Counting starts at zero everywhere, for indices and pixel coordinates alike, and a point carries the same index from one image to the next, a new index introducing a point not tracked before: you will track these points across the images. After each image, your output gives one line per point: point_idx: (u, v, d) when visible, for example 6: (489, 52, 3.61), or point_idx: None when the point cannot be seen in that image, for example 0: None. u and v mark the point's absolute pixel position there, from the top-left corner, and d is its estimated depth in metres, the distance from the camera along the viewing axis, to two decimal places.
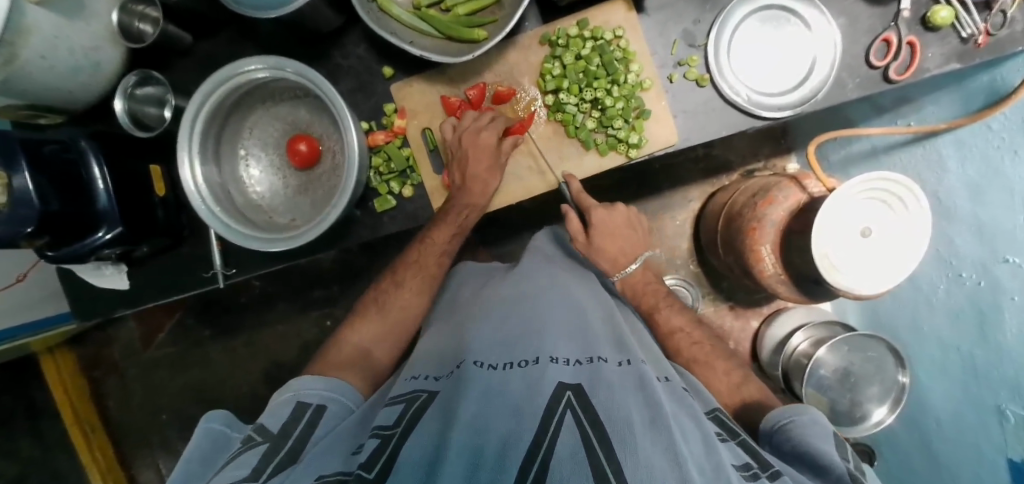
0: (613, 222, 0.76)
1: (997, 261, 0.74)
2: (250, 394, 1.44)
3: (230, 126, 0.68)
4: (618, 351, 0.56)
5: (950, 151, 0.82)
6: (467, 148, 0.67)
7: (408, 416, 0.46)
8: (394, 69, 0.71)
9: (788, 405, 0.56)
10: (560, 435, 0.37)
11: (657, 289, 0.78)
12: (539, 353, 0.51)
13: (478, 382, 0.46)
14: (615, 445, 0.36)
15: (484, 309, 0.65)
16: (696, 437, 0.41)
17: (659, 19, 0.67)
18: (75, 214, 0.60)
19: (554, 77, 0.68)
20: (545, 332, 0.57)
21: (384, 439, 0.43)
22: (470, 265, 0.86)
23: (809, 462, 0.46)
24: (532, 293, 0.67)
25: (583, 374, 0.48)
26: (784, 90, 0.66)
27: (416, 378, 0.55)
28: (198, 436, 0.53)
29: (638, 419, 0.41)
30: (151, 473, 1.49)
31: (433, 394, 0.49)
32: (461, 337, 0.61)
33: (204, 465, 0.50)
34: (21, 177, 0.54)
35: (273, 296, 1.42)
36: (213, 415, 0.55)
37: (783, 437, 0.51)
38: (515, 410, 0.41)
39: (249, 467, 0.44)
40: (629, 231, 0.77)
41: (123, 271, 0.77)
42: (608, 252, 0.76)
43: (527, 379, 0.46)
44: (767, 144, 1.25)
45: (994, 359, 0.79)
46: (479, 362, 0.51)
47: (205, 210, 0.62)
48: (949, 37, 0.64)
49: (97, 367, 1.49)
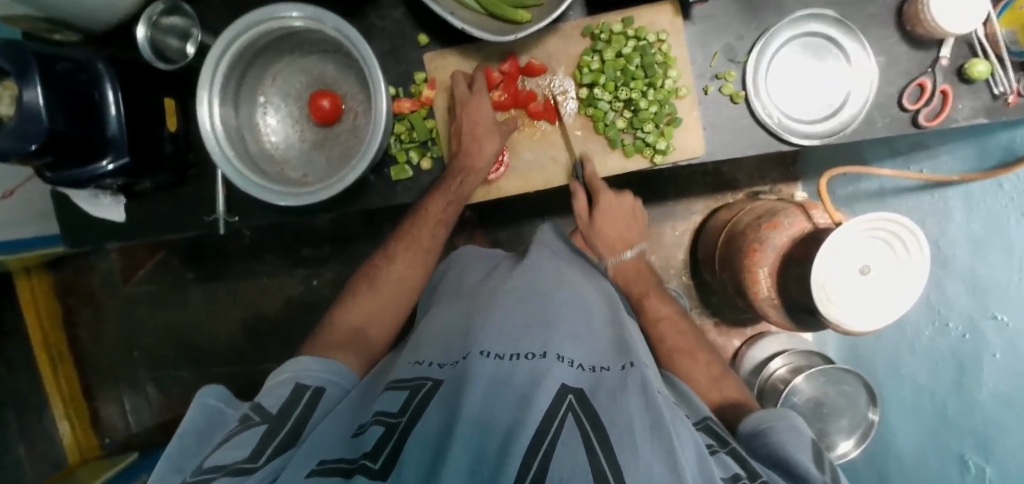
0: (619, 210, 0.77)
1: (985, 316, 0.77)
2: (225, 342, 1.43)
3: (253, 70, 0.66)
4: (620, 353, 0.56)
5: (957, 202, 0.83)
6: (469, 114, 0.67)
7: (414, 404, 0.46)
8: (430, 39, 0.69)
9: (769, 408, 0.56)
10: (561, 438, 0.38)
11: (648, 277, 0.78)
12: (546, 347, 0.52)
13: (482, 372, 0.46)
14: (616, 449, 0.38)
15: (492, 297, 0.64)
16: (692, 445, 0.42)
17: (703, 29, 0.66)
18: (82, 138, 0.57)
19: (591, 71, 0.67)
20: (555, 328, 0.56)
21: (387, 428, 0.43)
22: (468, 251, 0.85)
23: (789, 471, 0.47)
24: (538, 287, 0.66)
25: (584, 379, 0.48)
26: (815, 120, 0.66)
27: (423, 364, 0.54)
28: (194, 411, 0.54)
29: (638, 423, 0.42)
30: (114, 408, 1.47)
31: (438, 384, 0.49)
32: (468, 325, 0.59)
33: (197, 443, 0.50)
34: (32, 92, 0.52)
35: (262, 248, 1.40)
36: (209, 390, 0.56)
37: (760, 440, 0.52)
38: (521, 402, 0.42)
39: (248, 449, 0.45)
40: (626, 221, 0.78)
41: (120, 203, 0.75)
42: (607, 236, 0.77)
43: (533, 370, 0.47)
44: (776, 169, 1.26)
45: (968, 411, 0.82)
46: (486, 352, 0.50)
47: (219, 153, 0.61)
48: (981, 92, 0.64)
49: (74, 294, 1.46)
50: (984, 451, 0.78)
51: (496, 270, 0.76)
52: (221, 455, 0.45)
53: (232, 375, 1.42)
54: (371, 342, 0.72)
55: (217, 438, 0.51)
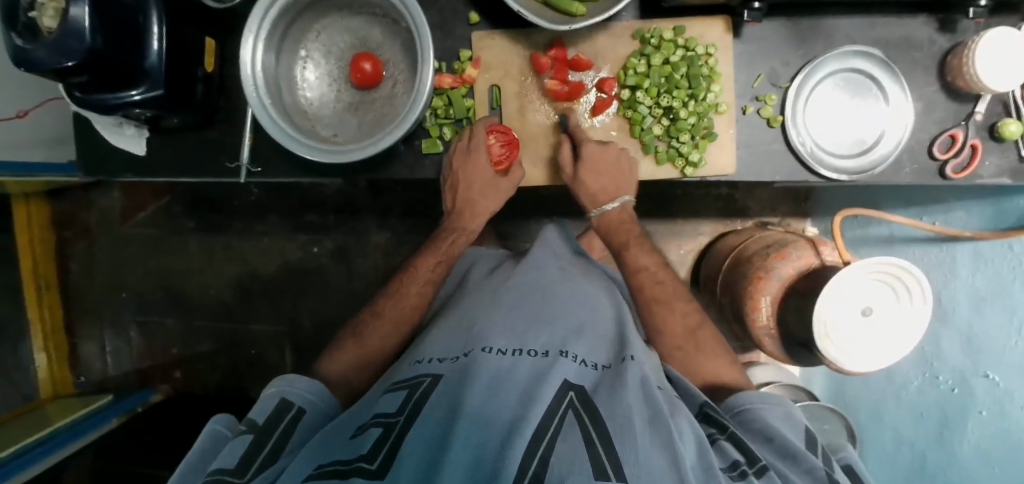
0: (603, 161, 0.68)
1: (975, 374, 0.78)
2: (216, 296, 1.42)
3: (299, 23, 0.66)
4: (620, 350, 0.56)
5: (965, 259, 0.82)
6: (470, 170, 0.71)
7: (413, 402, 0.46)
8: (480, 17, 0.70)
9: (762, 392, 0.59)
10: (561, 434, 0.38)
11: (632, 228, 0.76)
12: (549, 345, 0.52)
13: (486, 369, 0.46)
14: (614, 442, 0.38)
15: (497, 293, 0.65)
16: (691, 439, 0.43)
17: (751, 50, 0.67)
18: (119, 61, 0.57)
19: (636, 74, 0.67)
20: (556, 326, 0.57)
21: (385, 430, 0.42)
22: (478, 250, 0.86)
23: (779, 447, 0.48)
24: (543, 285, 0.66)
25: (587, 377, 0.49)
26: (846, 155, 0.67)
27: (423, 362, 0.55)
28: (201, 439, 0.52)
29: (637, 416, 0.42)
30: (94, 347, 1.45)
31: (438, 379, 0.49)
32: (471, 320, 0.59)
33: (203, 461, 0.49)
34: (79, 9, 0.51)
35: (266, 208, 1.38)
36: (220, 416, 0.55)
37: (749, 416, 0.54)
38: (522, 397, 0.42)
39: (237, 458, 0.45)
40: (616, 172, 0.69)
41: (144, 135, 0.75)
42: (591, 189, 0.71)
43: (535, 368, 0.47)
44: (787, 203, 1.27)
45: (950, 462, 0.84)
46: (489, 348, 0.51)
47: (256, 98, 0.61)
48: (1010, 151, 0.65)
49: (70, 227, 1.44)
50: None
51: (499, 268, 0.77)
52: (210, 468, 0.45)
53: (219, 330, 1.41)
54: None
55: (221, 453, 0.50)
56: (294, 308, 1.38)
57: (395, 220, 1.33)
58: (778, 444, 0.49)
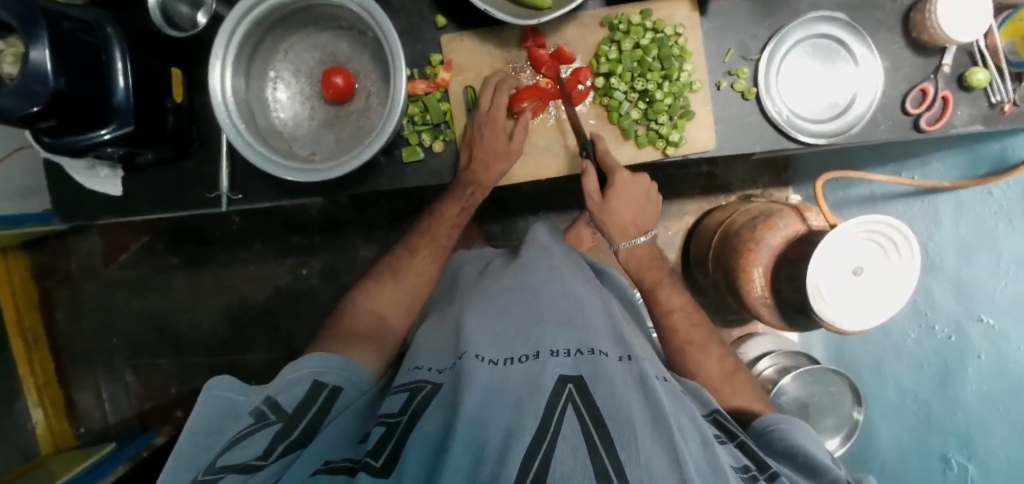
0: (633, 189, 0.71)
1: (971, 319, 0.78)
2: (209, 330, 1.39)
3: (265, 44, 0.65)
4: (618, 346, 0.55)
5: (947, 210, 0.84)
6: (490, 125, 0.67)
7: (414, 405, 0.46)
8: (447, 20, 0.70)
9: (779, 414, 0.61)
10: (561, 432, 0.37)
11: (657, 265, 0.76)
12: (539, 347, 0.52)
13: (479, 377, 0.45)
14: (615, 442, 0.37)
15: (487, 296, 0.64)
16: (694, 436, 0.42)
17: (719, 25, 0.67)
18: (87, 100, 0.55)
19: (609, 61, 0.68)
20: (548, 324, 0.56)
21: (390, 427, 0.43)
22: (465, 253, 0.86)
23: (803, 463, 0.51)
24: (531, 285, 0.65)
25: (582, 365, 0.48)
26: (822, 119, 0.68)
27: (422, 368, 0.54)
28: (202, 402, 0.51)
29: (638, 418, 0.41)
30: (90, 396, 1.42)
31: (437, 386, 0.49)
32: (461, 325, 0.58)
33: (211, 439, 0.48)
34: (40, 52, 0.50)
35: (251, 235, 1.36)
36: (218, 381, 0.53)
37: (775, 436, 0.56)
38: (519, 403, 0.41)
39: (264, 446, 0.44)
40: (642, 202, 0.73)
41: (118, 175, 0.73)
42: (622, 220, 0.72)
43: (528, 374, 0.46)
44: (767, 174, 1.28)
45: (955, 409, 0.82)
46: (481, 356, 0.49)
47: (229, 123, 0.60)
48: (980, 99, 0.67)
49: (51, 277, 1.41)
50: (968, 451, 0.79)
51: (489, 268, 0.77)
52: (238, 452, 0.43)
53: (215, 364, 1.39)
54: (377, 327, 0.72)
55: (232, 429, 0.49)
56: (289, 333, 1.36)
57: (381, 233, 1.32)
58: (803, 462, 0.51)
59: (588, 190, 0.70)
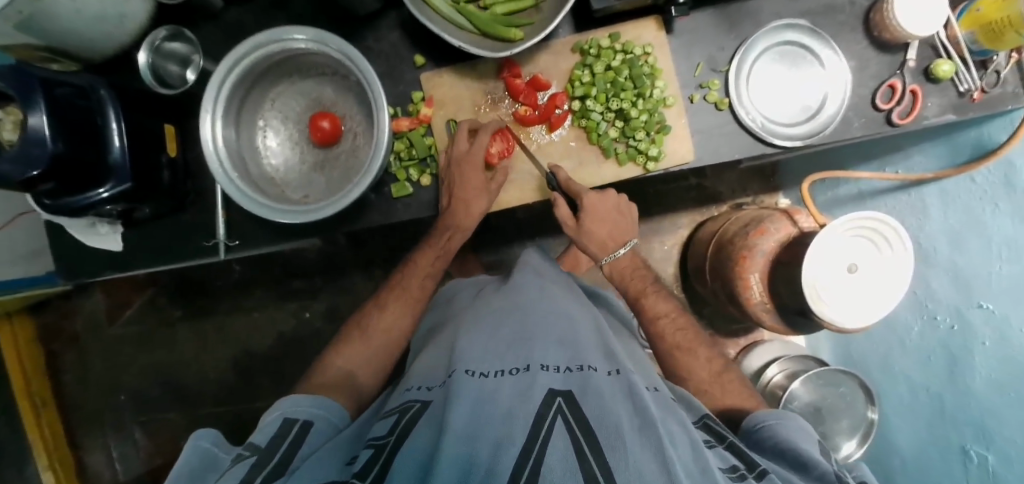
0: (604, 207, 0.73)
1: (971, 305, 0.77)
2: (216, 379, 1.39)
3: (253, 95, 0.68)
4: (608, 361, 0.56)
5: (934, 200, 0.85)
6: (462, 171, 0.69)
7: (401, 426, 0.47)
8: (425, 59, 0.73)
9: (769, 409, 0.60)
10: (550, 441, 0.38)
11: (644, 275, 0.78)
12: (528, 360, 0.52)
13: (468, 390, 0.46)
14: (604, 450, 0.38)
15: (478, 317, 0.65)
16: (684, 442, 0.43)
17: (685, 42, 0.70)
18: (84, 161, 0.58)
19: (583, 84, 0.70)
20: (538, 341, 0.57)
21: (377, 449, 0.44)
22: (460, 281, 0.86)
23: (792, 459, 0.50)
24: (520, 305, 0.66)
25: (572, 380, 0.49)
26: (796, 123, 0.70)
27: (411, 389, 0.55)
28: (187, 453, 0.50)
29: (627, 425, 0.42)
30: (99, 455, 1.40)
31: (426, 405, 0.49)
32: (453, 348, 0.59)
33: None
34: (37, 118, 0.53)
35: (252, 281, 1.38)
36: (203, 432, 0.52)
37: (764, 434, 0.55)
38: (507, 414, 0.42)
39: (239, 478, 0.44)
40: (616, 216, 0.75)
41: (118, 231, 0.75)
42: (598, 236, 0.74)
43: (517, 386, 0.47)
44: (756, 181, 1.30)
45: (966, 398, 0.80)
46: (470, 371, 0.50)
47: (222, 173, 0.62)
48: (948, 90, 0.68)
49: (58, 339, 1.42)
50: (985, 440, 0.77)
51: (483, 291, 0.78)
52: None
53: (223, 414, 1.38)
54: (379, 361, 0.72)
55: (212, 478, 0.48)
56: (296, 377, 1.36)
57: (380, 270, 1.33)
58: (792, 457, 0.50)
59: (560, 216, 0.73)
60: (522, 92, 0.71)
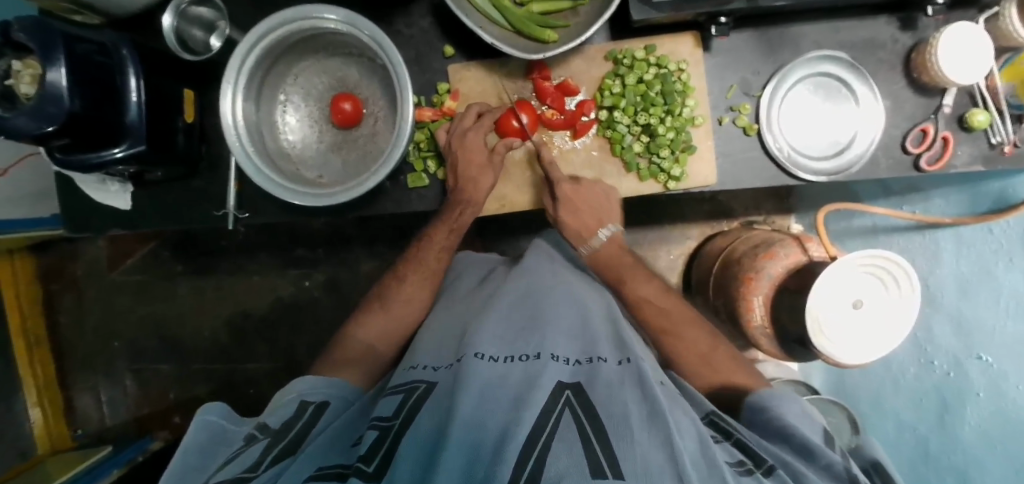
0: (583, 195, 0.70)
1: (971, 356, 0.80)
2: (210, 337, 1.40)
3: (276, 70, 0.67)
4: (618, 349, 0.55)
5: (947, 245, 0.84)
6: (464, 155, 0.68)
7: (407, 406, 0.47)
8: (455, 49, 0.72)
9: (781, 391, 0.59)
10: (557, 432, 0.38)
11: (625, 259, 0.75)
12: (539, 348, 0.52)
13: (478, 374, 0.46)
14: (612, 440, 0.37)
15: (489, 301, 0.65)
16: (691, 436, 0.42)
17: (721, 62, 0.69)
18: (100, 119, 0.57)
19: (612, 94, 0.69)
20: (547, 328, 0.57)
21: (381, 432, 0.44)
22: (469, 255, 0.87)
23: (798, 445, 0.49)
24: (534, 291, 0.66)
25: (581, 373, 0.49)
26: (822, 156, 0.69)
27: (417, 368, 0.55)
28: (196, 427, 0.51)
29: (636, 415, 0.41)
30: (89, 398, 1.42)
31: (432, 386, 0.50)
32: (463, 330, 0.59)
33: (203, 459, 0.48)
34: (55, 73, 0.52)
35: (255, 246, 1.38)
36: (212, 406, 0.54)
37: (770, 416, 0.54)
38: (514, 403, 0.42)
39: (250, 461, 0.44)
40: (599, 205, 0.71)
41: (128, 189, 0.74)
42: (573, 225, 0.72)
43: (526, 373, 0.47)
44: (770, 201, 1.29)
45: (952, 443, 0.83)
46: (481, 354, 0.50)
47: (238, 146, 0.61)
48: (980, 140, 0.67)
49: (57, 281, 1.42)
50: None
51: (492, 274, 0.77)
52: (227, 470, 0.44)
53: (214, 371, 1.39)
54: (376, 342, 0.72)
55: (225, 451, 0.49)
56: (290, 344, 1.36)
57: (384, 248, 1.33)
58: (797, 442, 0.49)
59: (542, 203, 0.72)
60: (552, 96, 0.69)
